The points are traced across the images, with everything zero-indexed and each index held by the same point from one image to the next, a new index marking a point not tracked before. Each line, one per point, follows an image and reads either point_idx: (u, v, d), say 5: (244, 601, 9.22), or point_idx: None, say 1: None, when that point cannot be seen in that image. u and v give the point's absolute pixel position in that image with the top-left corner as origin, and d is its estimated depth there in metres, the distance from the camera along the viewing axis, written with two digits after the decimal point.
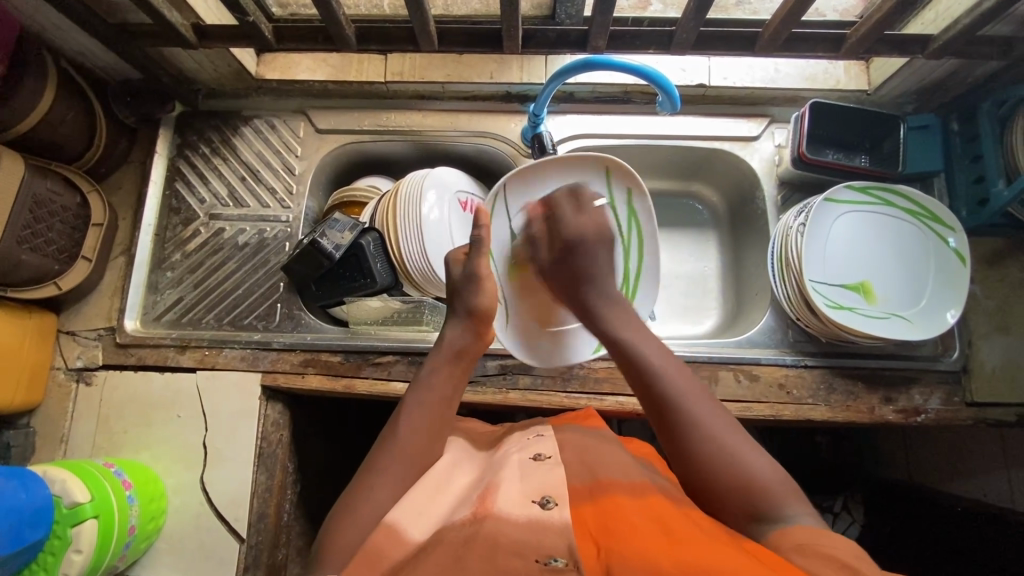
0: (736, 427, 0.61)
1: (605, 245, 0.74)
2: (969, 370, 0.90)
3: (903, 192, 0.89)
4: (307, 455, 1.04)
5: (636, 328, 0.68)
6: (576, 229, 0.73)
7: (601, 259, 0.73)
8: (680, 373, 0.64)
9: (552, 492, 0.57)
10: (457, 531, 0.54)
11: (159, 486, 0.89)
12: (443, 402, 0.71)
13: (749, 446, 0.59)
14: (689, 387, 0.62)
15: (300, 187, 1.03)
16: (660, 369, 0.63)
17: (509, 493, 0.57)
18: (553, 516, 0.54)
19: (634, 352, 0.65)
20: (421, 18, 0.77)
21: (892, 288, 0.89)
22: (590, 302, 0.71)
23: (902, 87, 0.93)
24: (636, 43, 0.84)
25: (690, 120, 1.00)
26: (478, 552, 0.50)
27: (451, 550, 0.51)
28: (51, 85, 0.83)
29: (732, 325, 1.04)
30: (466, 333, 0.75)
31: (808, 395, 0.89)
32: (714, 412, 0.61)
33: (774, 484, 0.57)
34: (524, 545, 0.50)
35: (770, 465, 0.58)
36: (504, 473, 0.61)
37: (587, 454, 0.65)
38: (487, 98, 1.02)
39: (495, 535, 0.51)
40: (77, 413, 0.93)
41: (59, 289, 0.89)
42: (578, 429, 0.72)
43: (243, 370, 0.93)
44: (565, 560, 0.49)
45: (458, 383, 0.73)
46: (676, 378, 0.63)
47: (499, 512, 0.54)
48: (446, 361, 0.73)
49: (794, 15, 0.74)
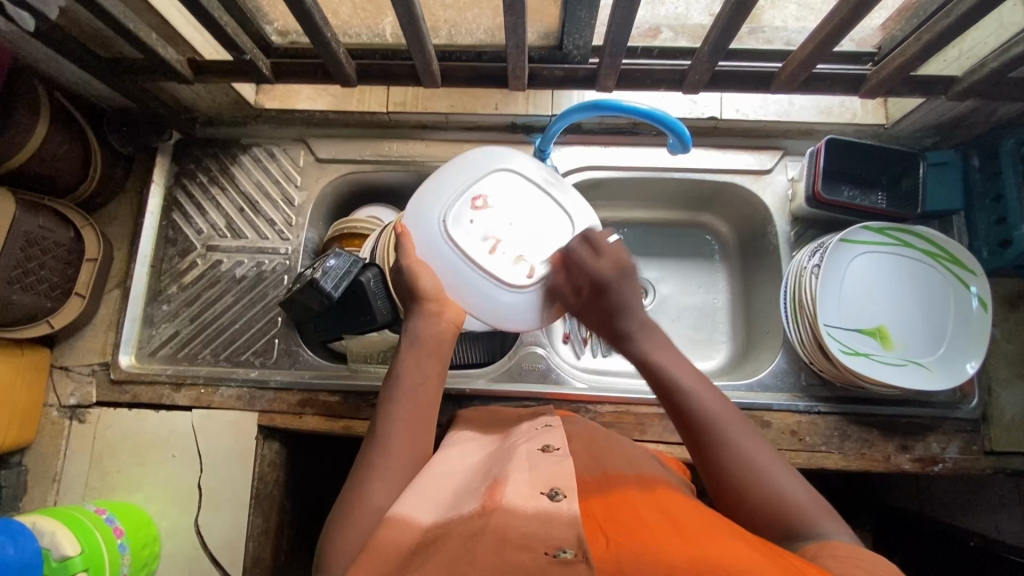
0: (771, 452, 0.58)
1: (629, 281, 0.69)
2: (988, 418, 0.87)
3: (921, 233, 0.86)
4: (303, 493, 1.01)
5: (673, 354, 0.64)
6: (596, 271, 0.70)
7: (632, 291, 0.68)
8: (716, 397, 0.61)
9: (562, 484, 0.52)
10: (465, 526, 0.49)
11: (153, 530, 0.86)
12: (419, 387, 0.65)
13: (791, 474, 0.56)
14: (721, 408, 0.60)
15: (299, 218, 1.00)
16: (696, 392, 0.60)
17: (517, 485, 0.52)
18: (562, 508, 0.49)
19: (669, 375, 0.62)
20: (424, 57, 0.75)
21: (910, 334, 0.86)
22: (625, 328, 0.66)
23: (921, 122, 0.90)
24: (646, 81, 0.82)
25: (700, 153, 0.97)
26: (486, 547, 0.45)
27: (457, 544, 0.47)
28: (44, 118, 0.80)
29: (741, 364, 1.01)
30: (419, 316, 0.70)
31: (821, 442, 0.86)
32: (756, 437, 0.59)
33: (810, 508, 0.54)
34: (535, 537, 0.45)
35: (811, 492, 0.55)
36: (512, 466, 0.56)
37: (595, 450, 0.63)
38: (492, 129, 1.00)
39: (503, 528, 0.47)
40: (70, 452, 0.90)
41: (51, 327, 0.87)
42: (587, 426, 0.70)
43: (239, 410, 0.90)
44: (575, 551, 0.44)
45: (437, 368, 0.67)
46: (713, 404, 0.60)
47: (511, 505, 0.49)
48: (410, 346, 0.67)
49: (814, 57, 0.72)
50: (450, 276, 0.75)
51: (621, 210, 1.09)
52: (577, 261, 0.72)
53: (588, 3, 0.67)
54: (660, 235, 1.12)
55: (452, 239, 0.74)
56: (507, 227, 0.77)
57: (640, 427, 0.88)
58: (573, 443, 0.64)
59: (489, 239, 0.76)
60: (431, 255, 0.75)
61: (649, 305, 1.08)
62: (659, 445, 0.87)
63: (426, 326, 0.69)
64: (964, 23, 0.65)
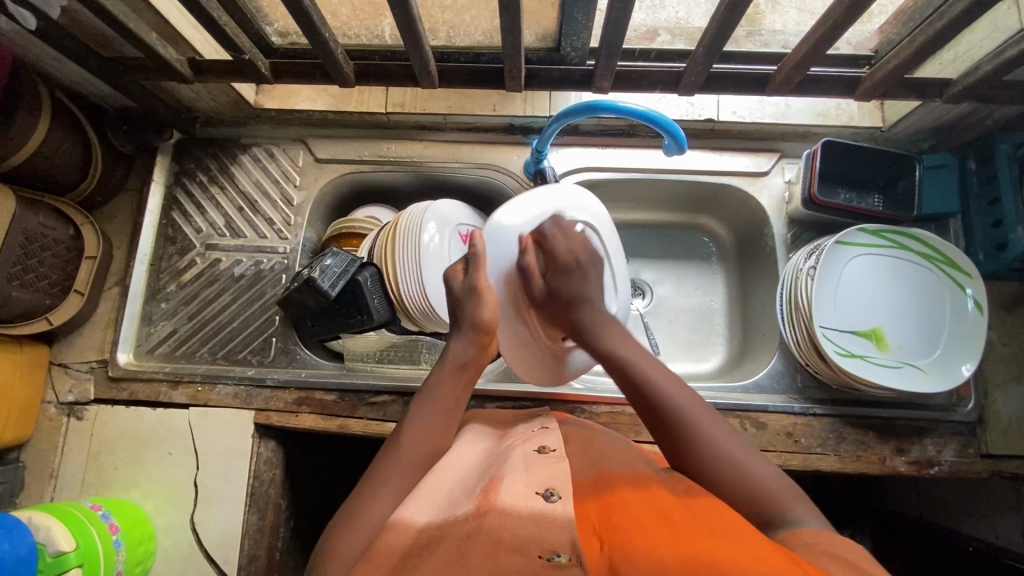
0: (741, 439, 0.59)
1: (595, 265, 0.76)
2: (984, 421, 0.87)
3: (916, 236, 0.86)
4: (298, 493, 1.01)
5: (631, 347, 0.67)
6: (562, 250, 0.75)
7: (591, 277, 0.75)
8: (683, 389, 0.62)
9: (556, 485, 0.52)
10: (459, 528, 0.49)
11: (148, 527, 0.86)
12: (448, 413, 0.67)
13: (760, 458, 0.58)
14: (687, 398, 0.61)
15: (298, 218, 1.01)
16: (659, 384, 0.61)
17: (511, 486, 0.52)
18: (557, 510, 0.49)
19: (636, 371, 0.63)
20: (421, 58, 0.75)
21: (906, 336, 0.86)
22: (582, 320, 0.71)
23: (917, 124, 0.90)
24: (642, 83, 0.83)
25: (697, 155, 0.98)
26: (481, 548, 0.45)
27: (452, 546, 0.47)
28: (45, 116, 0.81)
29: (738, 366, 1.01)
30: (470, 344, 0.71)
31: (817, 444, 0.86)
32: (719, 423, 0.60)
33: (780, 493, 0.55)
34: (528, 540, 0.46)
35: (779, 476, 0.56)
36: (507, 467, 0.56)
37: (591, 451, 0.63)
38: (491, 130, 1.00)
39: (497, 530, 0.47)
40: (67, 448, 0.91)
41: (50, 324, 0.88)
42: (580, 428, 0.70)
43: (236, 408, 0.91)
44: (569, 556, 0.44)
45: (467, 393, 0.69)
46: (676, 391, 0.61)
47: (503, 506, 0.49)
48: (449, 372, 0.69)
49: (809, 59, 0.72)
50: (497, 308, 0.78)
51: (619, 212, 1.10)
52: (546, 245, 0.76)
53: (584, 4, 0.68)
54: (657, 237, 1.12)
55: (520, 273, 0.77)
56: (566, 279, 0.80)
57: (635, 428, 0.88)
58: (569, 445, 0.64)
59: (539, 279, 0.77)
60: (495, 278, 0.77)
61: (646, 306, 1.08)
62: (654, 446, 0.87)
63: (472, 354, 0.70)
64: (956, 27, 0.65)
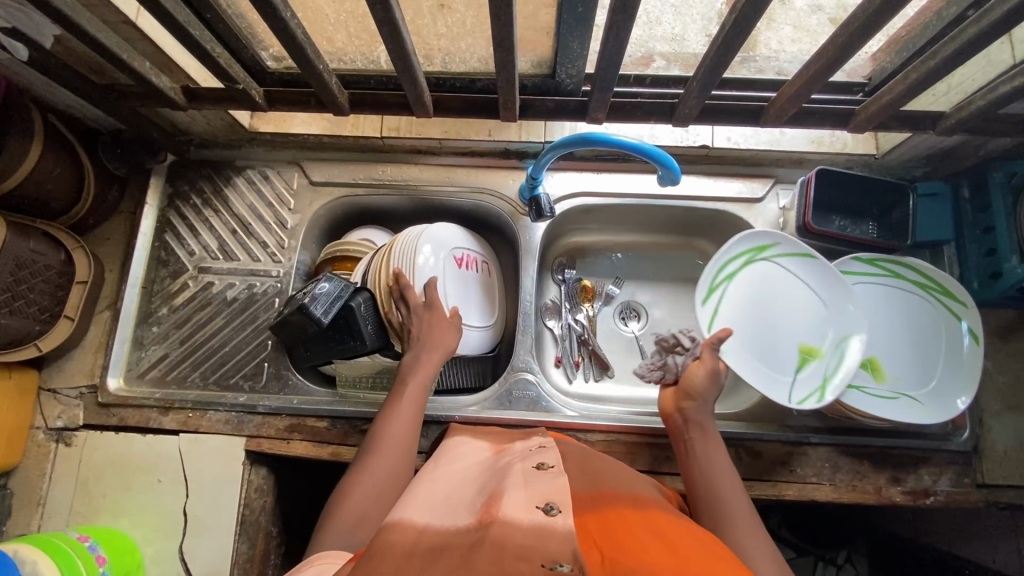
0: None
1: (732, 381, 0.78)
2: (979, 451, 0.86)
3: (910, 265, 0.87)
4: (290, 517, 1.00)
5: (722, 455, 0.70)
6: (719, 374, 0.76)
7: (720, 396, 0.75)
8: (747, 506, 0.64)
9: (556, 499, 0.51)
10: (459, 538, 0.48)
11: (137, 556, 0.85)
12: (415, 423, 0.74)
13: None
14: (747, 520, 0.62)
15: (293, 241, 1.00)
16: (726, 494, 0.65)
17: (512, 501, 0.51)
18: (557, 523, 0.47)
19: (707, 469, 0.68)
20: (415, 89, 0.76)
21: (901, 365, 0.86)
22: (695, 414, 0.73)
23: (910, 153, 0.90)
24: (637, 113, 0.82)
25: (691, 180, 0.98)
26: (482, 554, 0.43)
27: (453, 553, 0.45)
28: (38, 141, 0.80)
29: (735, 391, 1.00)
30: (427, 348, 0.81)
31: (813, 474, 0.85)
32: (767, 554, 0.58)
33: None
34: (531, 549, 0.44)
35: None
36: (507, 483, 0.55)
37: (590, 469, 0.62)
38: (485, 154, 1.01)
39: (500, 538, 0.45)
40: (56, 475, 0.89)
41: (39, 350, 0.87)
42: (584, 447, 0.69)
43: (227, 434, 0.90)
44: (571, 565, 0.42)
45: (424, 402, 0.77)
46: (738, 503, 0.64)
47: (506, 518, 0.48)
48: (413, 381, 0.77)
49: (801, 93, 0.72)
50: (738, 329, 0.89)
51: (615, 234, 1.09)
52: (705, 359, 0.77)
53: (579, 34, 0.68)
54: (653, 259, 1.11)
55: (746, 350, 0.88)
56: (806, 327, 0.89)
57: (630, 457, 0.87)
58: (568, 462, 0.64)
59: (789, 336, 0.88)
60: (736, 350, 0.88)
61: (642, 328, 1.08)
62: (649, 474, 0.86)
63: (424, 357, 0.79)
64: (946, 68, 0.66)
